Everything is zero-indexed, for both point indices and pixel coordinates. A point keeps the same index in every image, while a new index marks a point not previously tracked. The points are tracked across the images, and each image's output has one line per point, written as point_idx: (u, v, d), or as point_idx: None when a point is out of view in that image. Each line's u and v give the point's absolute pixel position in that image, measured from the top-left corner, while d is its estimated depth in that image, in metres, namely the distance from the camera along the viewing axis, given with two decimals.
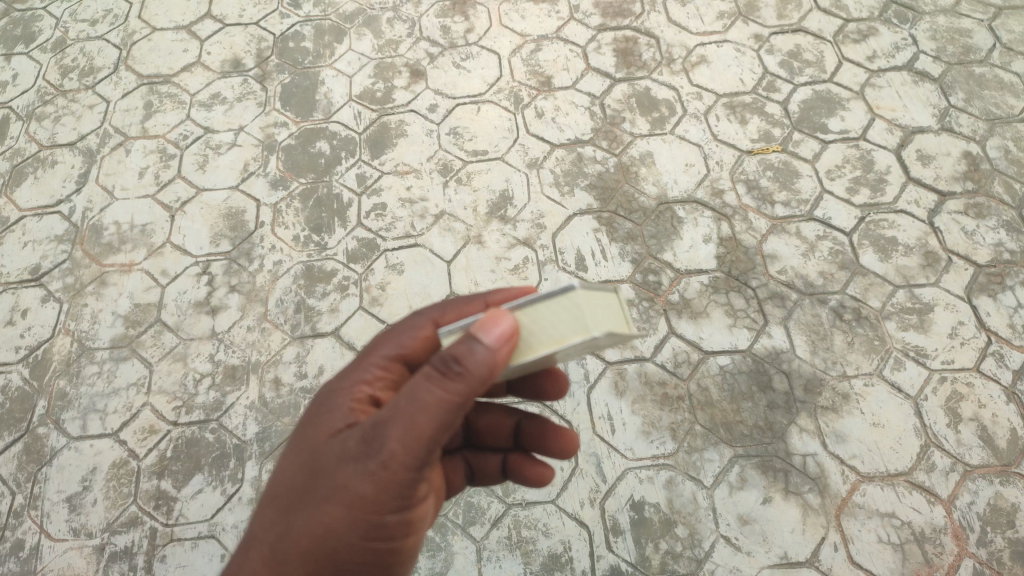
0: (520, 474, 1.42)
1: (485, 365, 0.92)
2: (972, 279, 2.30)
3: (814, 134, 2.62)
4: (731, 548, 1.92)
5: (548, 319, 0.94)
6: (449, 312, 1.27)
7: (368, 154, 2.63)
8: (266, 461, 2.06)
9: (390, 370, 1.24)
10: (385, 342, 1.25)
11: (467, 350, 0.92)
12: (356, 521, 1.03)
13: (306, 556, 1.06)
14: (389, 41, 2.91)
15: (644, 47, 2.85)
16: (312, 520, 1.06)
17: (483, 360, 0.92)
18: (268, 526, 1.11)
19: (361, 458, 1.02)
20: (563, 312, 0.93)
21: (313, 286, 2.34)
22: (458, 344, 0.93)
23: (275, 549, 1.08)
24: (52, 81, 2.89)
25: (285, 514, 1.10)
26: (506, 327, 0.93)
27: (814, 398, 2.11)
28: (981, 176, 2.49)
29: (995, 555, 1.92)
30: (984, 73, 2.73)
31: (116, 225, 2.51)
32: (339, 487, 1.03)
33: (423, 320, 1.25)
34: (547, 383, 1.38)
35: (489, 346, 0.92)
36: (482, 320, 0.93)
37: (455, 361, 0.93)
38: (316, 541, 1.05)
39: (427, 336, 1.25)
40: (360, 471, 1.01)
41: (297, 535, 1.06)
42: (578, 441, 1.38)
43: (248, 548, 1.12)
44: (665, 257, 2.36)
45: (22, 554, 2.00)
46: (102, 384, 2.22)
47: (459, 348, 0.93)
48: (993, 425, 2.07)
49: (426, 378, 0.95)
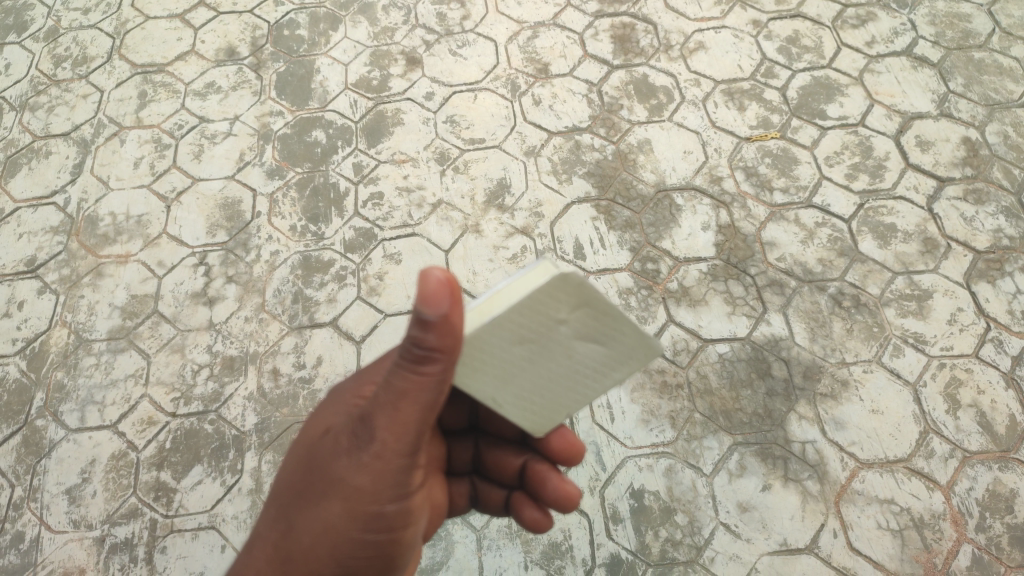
0: (517, 514, 1.43)
1: (437, 334, 0.91)
2: (970, 265, 2.30)
3: (812, 120, 2.61)
4: (731, 535, 1.93)
5: (521, 283, 1.04)
6: None
7: (364, 143, 2.61)
8: (266, 452, 2.06)
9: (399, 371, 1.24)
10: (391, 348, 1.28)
11: (414, 321, 0.92)
12: (353, 513, 1.03)
13: (305, 553, 1.05)
14: (384, 28, 2.89)
15: (642, 34, 2.83)
16: (310, 516, 1.06)
17: (434, 331, 0.91)
18: (271, 527, 1.13)
19: (353, 451, 1.02)
20: (532, 271, 1.04)
21: (310, 276, 2.34)
22: (413, 326, 0.92)
23: (278, 550, 1.08)
24: (44, 70, 2.86)
25: (285, 515, 1.10)
26: (433, 281, 0.90)
27: (812, 385, 2.11)
28: (979, 162, 2.49)
29: (993, 540, 1.92)
30: (983, 58, 2.72)
31: (111, 216, 2.50)
32: (334, 481, 1.04)
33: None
34: (556, 437, 1.35)
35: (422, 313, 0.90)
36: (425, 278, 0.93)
37: (417, 344, 0.92)
38: (314, 537, 1.05)
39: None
40: (355, 464, 1.02)
41: (298, 533, 1.07)
42: (576, 503, 1.34)
43: (254, 549, 1.13)
44: (663, 245, 2.35)
45: (21, 546, 2.00)
46: (99, 376, 2.21)
47: (416, 330, 0.92)
48: (991, 411, 2.08)
49: (396, 363, 0.95)
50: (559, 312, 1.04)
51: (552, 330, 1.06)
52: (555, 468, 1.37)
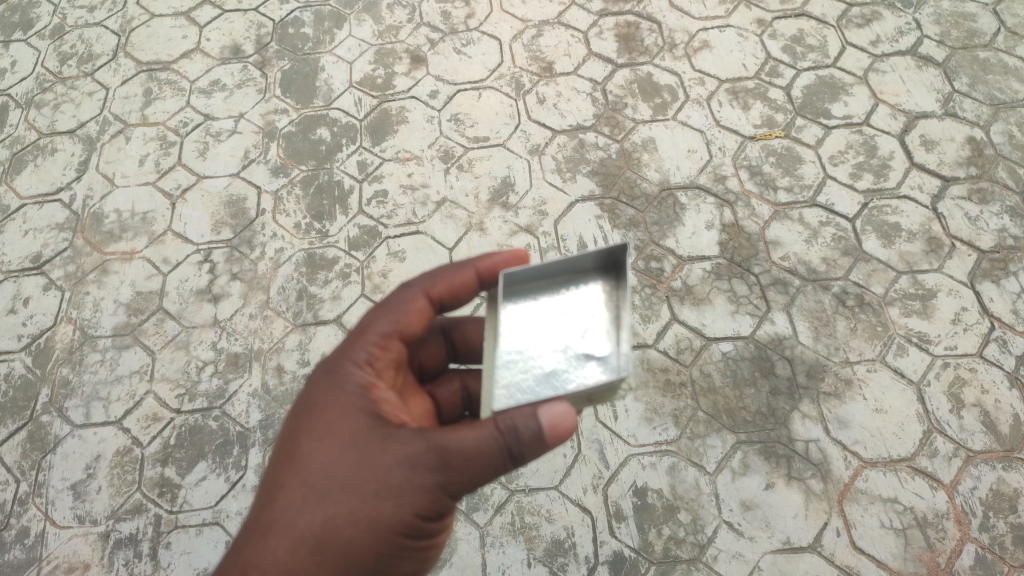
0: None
1: (538, 448, 1.00)
2: (975, 265, 2.30)
3: (817, 119, 2.61)
4: (734, 533, 1.93)
5: (592, 322, 1.08)
6: (438, 281, 1.28)
7: (368, 141, 2.62)
8: (269, 448, 2.07)
9: (389, 346, 1.24)
10: (378, 318, 1.25)
11: (529, 430, 0.99)
12: (399, 521, 1.08)
13: (341, 547, 1.07)
14: (389, 27, 2.90)
15: (646, 32, 2.83)
16: (353, 511, 1.07)
17: (543, 444, 1.00)
18: (292, 511, 1.09)
19: (419, 471, 1.07)
20: (613, 319, 1.08)
21: (314, 274, 2.34)
22: (527, 430, 0.99)
23: (309, 538, 1.07)
24: (50, 68, 2.87)
25: (315, 502, 1.08)
26: (570, 421, 1.01)
27: (816, 384, 2.12)
28: (984, 161, 2.48)
29: (997, 540, 1.92)
30: (988, 57, 2.71)
31: (117, 213, 2.51)
32: (390, 489, 1.07)
33: (414, 291, 1.27)
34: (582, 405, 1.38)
35: (544, 430, 0.99)
36: (543, 400, 1.00)
37: (522, 441, 1.00)
38: (357, 534, 1.07)
39: (422, 309, 1.27)
40: (419, 484, 1.07)
41: (337, 526, 1.07)
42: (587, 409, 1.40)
43: (270, 534, 1.08)
44: (667, 244, 2.35)
45: (27, 541, 2.00)
46: (104, 372, 2.22)
47: (527, 433, 0.99)
48: (995, 411, 2.08)
49: (493, 432, 1.01)
50: (575, 261, 1.07)
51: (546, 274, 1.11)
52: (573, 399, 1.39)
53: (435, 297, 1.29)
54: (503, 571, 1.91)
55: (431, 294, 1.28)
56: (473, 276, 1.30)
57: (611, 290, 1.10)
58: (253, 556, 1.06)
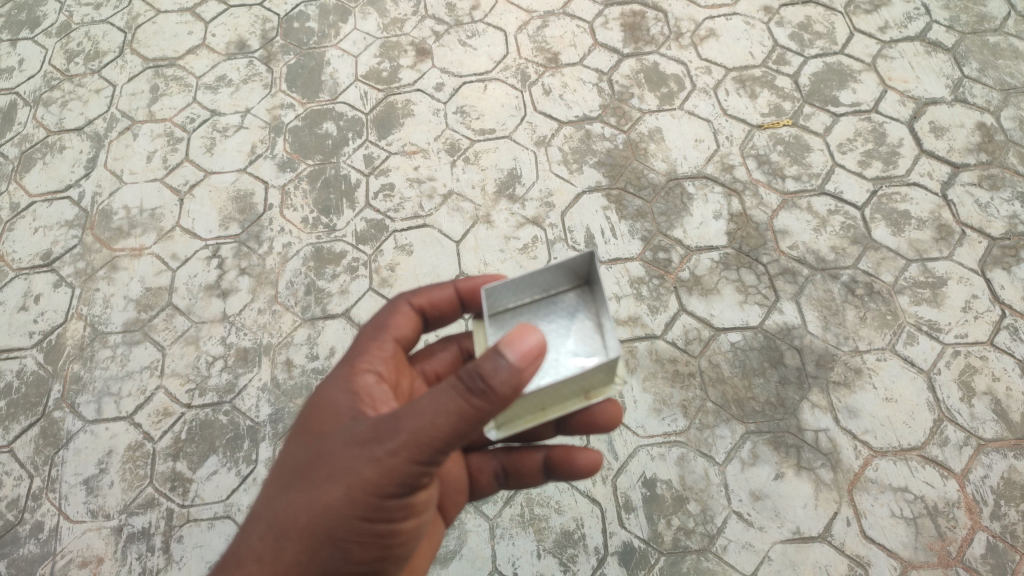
0: (569, 468, 1.40)
1: (506, 383, 0.92)
2: (985, 252, 2.28)
3: (825, 107, 2.59)
4: (743, 523, 1.93)
5: (577, 330, 1.12)
6: (421, 294, 1.33)
7: (374, 134, 2.61)
8: (280, 442, 2.08)
9: (382, 352, 1.27)
10: (370, 331, 1.30)
11: (494, 365, 0.92)
12: (355, 498, 1.03)
13: (304, 532, 1.05)
14: (393, 20, 2.89)
15: (652, 21, 2.82)
16: (311, 494, 1.05)
17: (506, 377, 0.92)
18: (270, 503, 1.11)
19: (371, 443, 1.02)
20: (595, 325, 1.12)
21: (322, 268, 2.35)
22: (484, 360, 0.92)
23: (275, 524, 1.07)
24: (57, 66, 2.88)
25: (285, 492, 1.10)
26: (542, 349, 0.94)
27: (825, 373, 2.11)
28: (994, 147, 2.46)
29: (1009, 529, 1.91)
30: (998, 42, 2.69)
31: (125, 209, 2.52)
32: (343, 466, 1.03)
33: (397, 302, 1.32)
34: (603, 410, 1.34)
35: (512, 366, 0.92)
36: (510, 335, 0.94)
37: (480, 377, 0.92)
38: (313, 517, 1.04)
39: (409, 318, 1.32)
40: (368, 457, 1.01)
41: (296, 509, 1.06)
42: (619, 413, 1.34)
43: (251, 526, 1.11)
44: (675, 234, 2.34)
45: (41, 535, 2.02)
46: (115, 368, 2.24)
47: (485, 364, 0.92)
48: (1006, 399, 2.06)
49: (452, 378, 0.94)
50: (552, 277, 1.11)
51: (524, 296, 1.14)
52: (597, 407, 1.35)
53: (420, 308, 1.33)
54: (512, 562, 1.91)
55: (416, 306, 1.32)
56: (454, 293, 1.34)
57: (589, 300, 1.14)
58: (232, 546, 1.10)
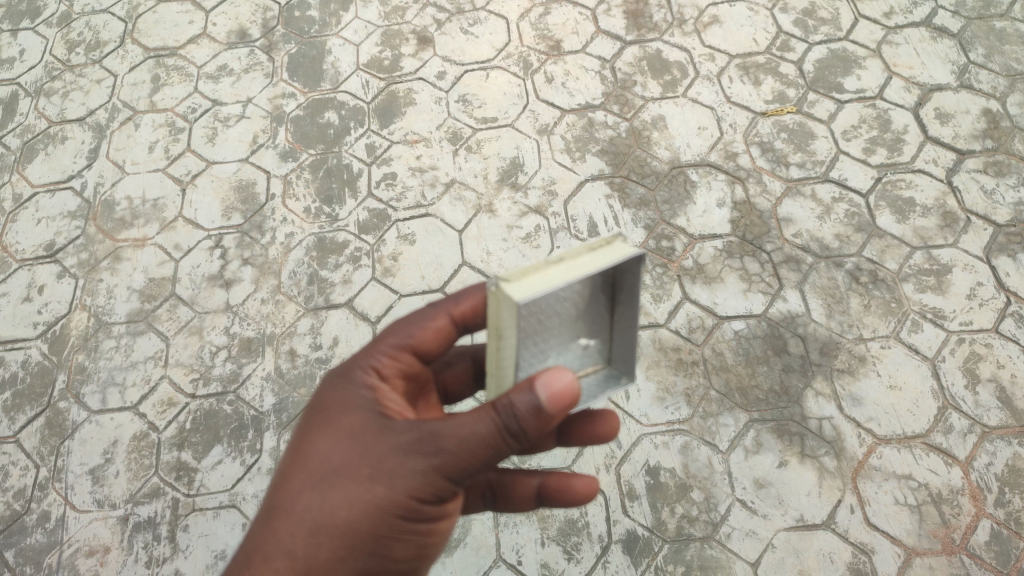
0: (564, 495, 1.35)
1: (539, 421, 0.97)
2: (990, 239, 2.27)
3: (829, 94, 2.57)
4: (747, 512, 1.93)
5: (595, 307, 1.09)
6: (463, 302, 1.26)
7: (376, 123, 2.61)
8: (284, 432, 2.08)
9: (398, 359, 1.23)
10: (395, 330, 1.25)
11: (527, 404, 0.97)
12: (398, 504, 1.05)
13: (341, 531, 1.06)
14: (395, 8, 2.88)
15: (655, 8, 2.80)
16: (350, 495, 1.06)
17: (538, 418, 0.97)
18: (295, 497, 1.09)
19: (412, 455, 1.04)
20: (614, 306, 1.10)
21: (325, 258, 2.35)
22: (517, 395, 0.97)
23: (308, 521, 1.06)
24: (58, 56, 2.87)
25: (314, 487, 1.08)
26: (574, 390, 0.97)
27: (829, 361, 2.10)
28: (1000, 134, 2.45)
29: (1013, 516, 1.91)
30: (1004, 27, 2.67)
31: (128, 200, 2.52)
32: (384, 472, 1.05)
33: (436, 311, 1.25)
34: (602, 427, 1.31)
35: (544, 405, 0.96)
36: (542, 374, 0.98)
37: (516, 416, 0.97)
38: (353, 516, 1.05)
39: (443, 328, 1.26)
40: (413, 467, 1.04)
41: (332, 509, 1.06)
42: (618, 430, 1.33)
43: (274, 519, 1.09)
44: (678, 222, 2.34)
45: (47, 525, 2.03)
46: (119, 358, 2.24)
47: (518, 399, 0.97)
48: (1011, 386, 2.06)
49: (489, 414, 0.99)
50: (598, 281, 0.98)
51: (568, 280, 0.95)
52: (596, 424, 1.31)
53: (460, 320, 1.26)
54: (516, 551, 1.91)
55: (454, 316, 1.25)
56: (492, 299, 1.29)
57: (616, 279, 1.05)
58: (258, 539, 1.08)
